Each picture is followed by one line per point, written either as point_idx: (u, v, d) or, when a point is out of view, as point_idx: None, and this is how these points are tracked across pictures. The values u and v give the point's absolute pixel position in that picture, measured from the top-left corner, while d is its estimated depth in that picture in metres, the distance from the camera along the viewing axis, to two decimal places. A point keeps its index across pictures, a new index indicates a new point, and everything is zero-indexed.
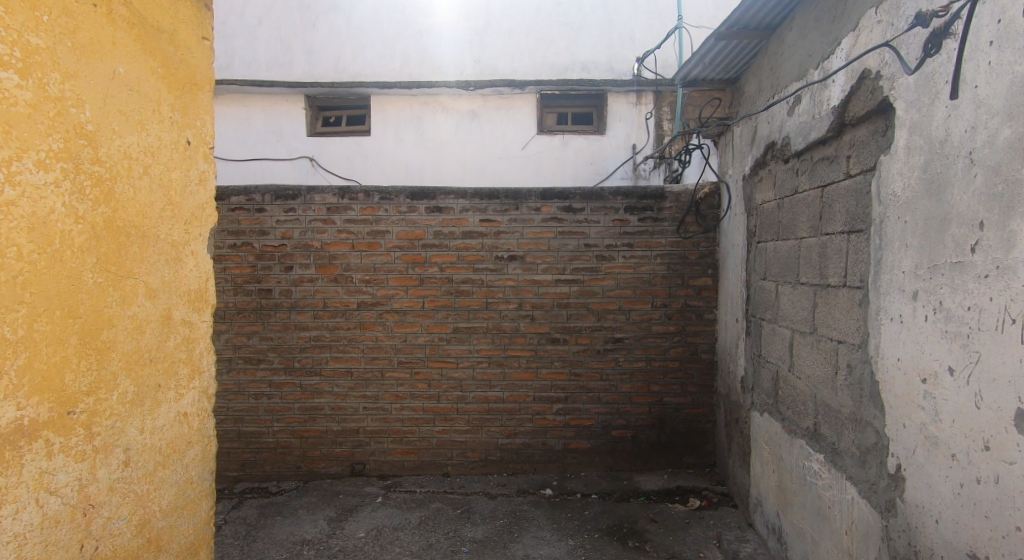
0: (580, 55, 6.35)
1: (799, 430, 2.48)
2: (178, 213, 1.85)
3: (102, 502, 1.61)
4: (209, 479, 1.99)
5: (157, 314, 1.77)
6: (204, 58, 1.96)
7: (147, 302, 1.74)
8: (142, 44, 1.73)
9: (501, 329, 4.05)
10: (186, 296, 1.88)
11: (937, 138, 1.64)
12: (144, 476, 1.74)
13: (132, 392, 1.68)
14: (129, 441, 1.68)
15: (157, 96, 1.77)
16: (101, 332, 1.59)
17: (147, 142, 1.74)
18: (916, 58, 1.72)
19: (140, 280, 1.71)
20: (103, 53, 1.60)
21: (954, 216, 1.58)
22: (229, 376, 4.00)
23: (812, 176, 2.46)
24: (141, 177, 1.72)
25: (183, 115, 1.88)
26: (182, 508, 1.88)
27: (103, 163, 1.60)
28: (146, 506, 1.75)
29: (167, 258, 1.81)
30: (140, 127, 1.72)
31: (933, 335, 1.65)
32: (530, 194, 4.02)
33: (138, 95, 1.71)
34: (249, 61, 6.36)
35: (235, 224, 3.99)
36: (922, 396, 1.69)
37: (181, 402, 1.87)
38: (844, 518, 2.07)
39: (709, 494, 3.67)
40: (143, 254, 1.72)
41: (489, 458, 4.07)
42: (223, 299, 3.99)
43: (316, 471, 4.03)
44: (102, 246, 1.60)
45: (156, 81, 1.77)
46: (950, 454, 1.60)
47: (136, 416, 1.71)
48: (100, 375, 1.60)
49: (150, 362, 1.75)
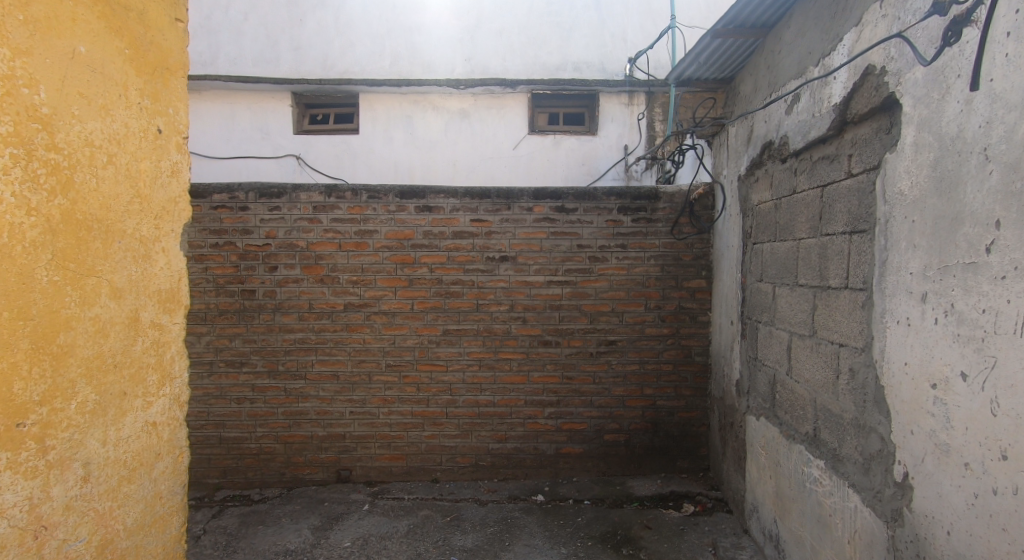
0: (572, 55, 6.29)
1: (798, 435, 2.42)
2: (147, 207, 1.75)
3: (56, 523, 1.51)
4: (180, 493, 1.89)
5: (123, 316, 1.67)
6: (177, 41, 1.86)
7: (111, 303, 1.63)
8: (107, 22, 1.63)
9: (492, 331, 3.96)
10: (155, 297, 1.77)
11: (949, 134, 1.59)
12: (107, 493, 1.63)
13: (94, 401, 1.58)
14: (89, 453, 1.58)
15: (124, 79, 1.68)
16: (57, 336, 1.50)
17: (112, 129, 1.64)
18: (932, 49, 1.65)
19: (103, 279, 1.61)
20: (61, 30, 1.51)
21: (968, 215, 1.53)
22: (210, 380, 3.87)
23: (812, 176, 2.41)
24: (105, 166, 1.62)
25: (154, 101, 1.78)
26: (149, 526, 1.77)
27: (60, 150, 1.51)
28: (109, 524, 1.64)
29: (135, 255, 1.71)
30: (104, 112, 1.62)
31: (944, 339, 1.60)
32: (522, 194, 3.95)
33: (102, 77, 1.61)
34: (235, 57, 6.23)
35: (217, 222, 3.87)
36: (932, 402, 1.63)
37: (149, 410, 1.76)
38: (847, 526, 2.01)
39: (704, 499, 3.61)
40: (106, 251, 1.62)
41: (480, 463, 3.98)
42: (205, 300, 3.87)
43: (301, 477, 3.91)
44: (58, 240, 1.50)
45: (123, 63, 1.67)
46: (963, 462, 1.54)
47: (98, 426, 1.60)
48: (55, 383, 1.50)
49: (114, 368, 1.65)
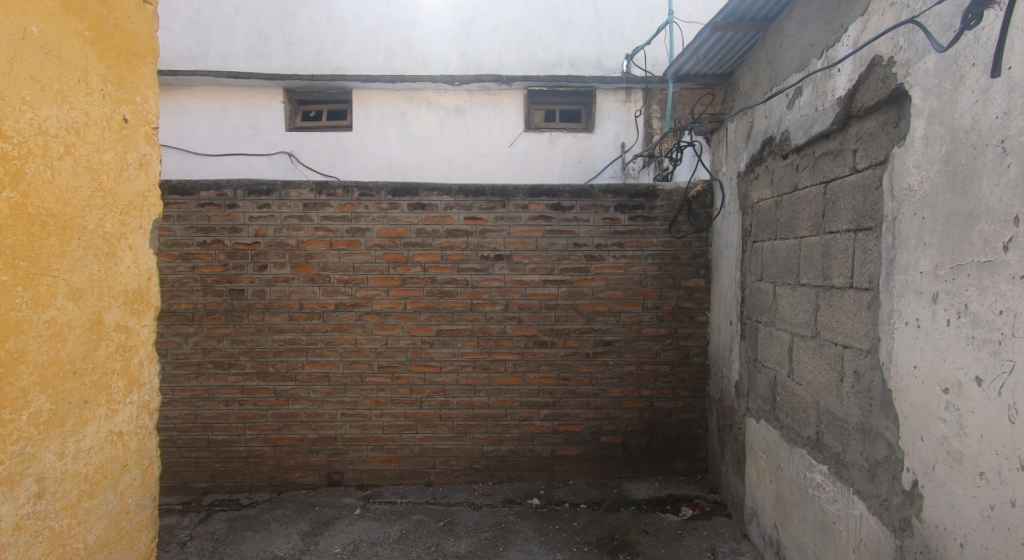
0: (569, 51, 6.21)
1: (799, 439, 2.34)
2: (111, 200, 1.77)
3: (6, 542, 1.54)
4: (150, 507, 1.91)
5: (83, 319, 1.70)
6: (146, 25, 1.89)
7: (68, 305, 1.66)
8: (65, 4, 1.66)
9: (486, 331, 3.89)
10: (120, 297, 1.80)
11: (962, 126, 1.53)
12: (65, 509, 1.66)
13: (48, 410, 1.61)
14: (44, 467, 1.61)
15: (83, 63, 1.71)
16: (6, 340, 1.53)
17: (69, 118, 1.67)
18: (949, 33, 1.57)
19: (59, 278, 1.64)
20: (12, 11, 1.54)
21: (984, 211, 1.47)
22: (198, 382, 3.78)
23: (814, 172, 2.33)
24: (62, 156, 1.65)
25: (119, 88, 1.81)
26: (114, 542, 1.79)
27: (10, 139, 1.54)
28: (68, 541, 1.67)
29: (98, 255, 1.74)
30: (60, 98, 1.65)
31: (957, 341, 1.54)
32: (517, 191, 3.87)
33: (58, 61, 1.64)
34: (226, 52, 6.14)
35: (205, 220, 3.78)
36: (944, 407, 1.57)
37: (114, 419, 1.79)
38: (852, 535, 1.95)
39: (702, 503, 3.55)
40: (63, 248, 1.65)
41: (474, 466, 3.90)
42: (193, 299, 3.78)
43: (291, 481, 3.83)
44: (9, 236, 1.54)
45: (82, 46, 1.70)
46: (978, 471, 1.49)
47: (54, 437, 1.63)
48: (5, 391, 1.53)
49: (72, 375, 1.67)
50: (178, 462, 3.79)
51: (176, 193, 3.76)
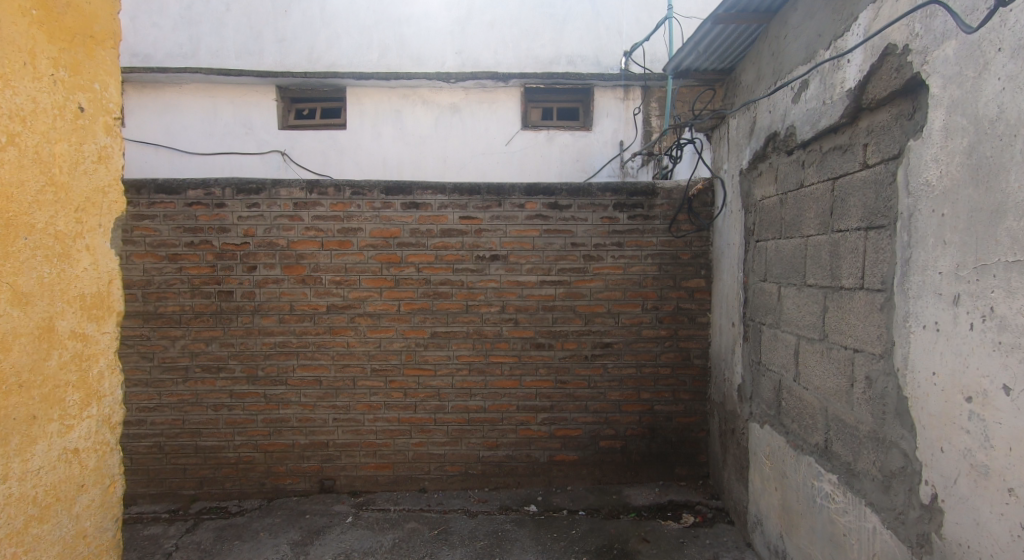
0: (566, 48, 6.12)
1: (806, 447, 2.25)
2: (64, 195, 1.79)
3: None
4: (111, 529, 1.93)
5: (32, 326, 1.71)
6: (106, 9, 1.90)
7: (14, 311, 1.67)
8: None
9: (482, 333, 3.79)
10: (77, 301, 1.82)
11: (987, 117, 1.45)
12: (12, 536, 1.66)
13: None
14: None
15: (33, 45, 1.71)
16: None
17: (15, 105, 1.68)
18: (980, 14, 1.46)
19: (4, 282, 1.65)
20: None
21: (1012, 207, 1.39)
22: (185, 386, 3.68)
23: (821, 168, 2.25)
24: (6, 147, 1.66)
25: (75, 74, 1.82)
26: None
27: None
28: None
29: (51, 256, 1.75)
30: (5, 83, 1.66)
31: (982, 346, 1.46)
32: (513, 189, 3.78)
33: (3, 41, 1.65)
34: (217, 49, 6.03)
35: (192, 220, 3.68)
36: (967, 417, 1.49)
37: (68, 436, 1.80)
38: (864, 549, 1.86)
39: (704, 509, 3.45)
40: (9, 250, 1.66)
41: (469, 472, 3.81)
42: (180, 301, 3.68)
43: (281, 488, 3.73)
44: None
45: (32, 27, 1.71)
46: (1006, 487, 1.40)
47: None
48: None
49: (20, 388, 1.68)
50: (165, 469, 3.68)
51: (163, 192, 3.65)
